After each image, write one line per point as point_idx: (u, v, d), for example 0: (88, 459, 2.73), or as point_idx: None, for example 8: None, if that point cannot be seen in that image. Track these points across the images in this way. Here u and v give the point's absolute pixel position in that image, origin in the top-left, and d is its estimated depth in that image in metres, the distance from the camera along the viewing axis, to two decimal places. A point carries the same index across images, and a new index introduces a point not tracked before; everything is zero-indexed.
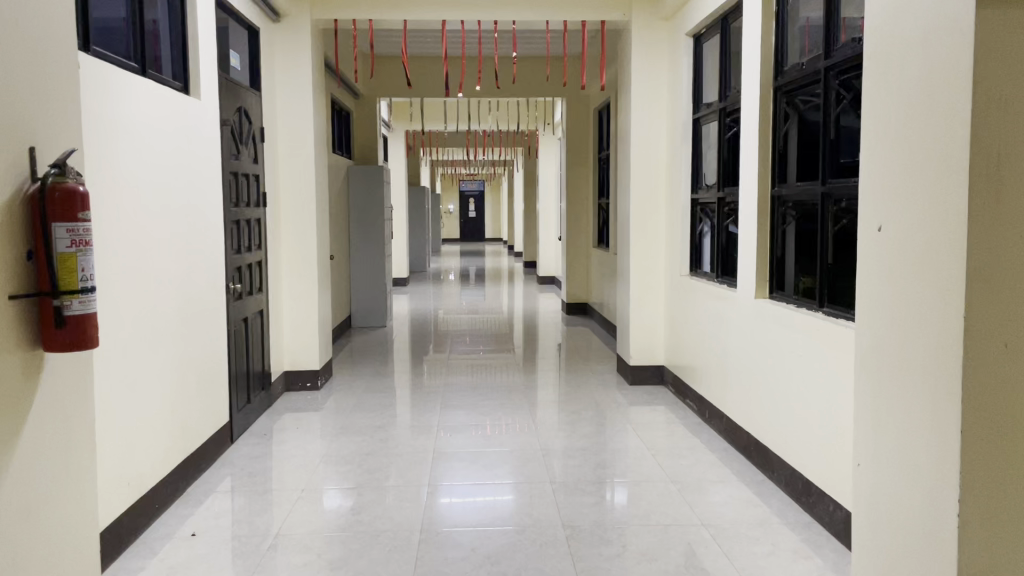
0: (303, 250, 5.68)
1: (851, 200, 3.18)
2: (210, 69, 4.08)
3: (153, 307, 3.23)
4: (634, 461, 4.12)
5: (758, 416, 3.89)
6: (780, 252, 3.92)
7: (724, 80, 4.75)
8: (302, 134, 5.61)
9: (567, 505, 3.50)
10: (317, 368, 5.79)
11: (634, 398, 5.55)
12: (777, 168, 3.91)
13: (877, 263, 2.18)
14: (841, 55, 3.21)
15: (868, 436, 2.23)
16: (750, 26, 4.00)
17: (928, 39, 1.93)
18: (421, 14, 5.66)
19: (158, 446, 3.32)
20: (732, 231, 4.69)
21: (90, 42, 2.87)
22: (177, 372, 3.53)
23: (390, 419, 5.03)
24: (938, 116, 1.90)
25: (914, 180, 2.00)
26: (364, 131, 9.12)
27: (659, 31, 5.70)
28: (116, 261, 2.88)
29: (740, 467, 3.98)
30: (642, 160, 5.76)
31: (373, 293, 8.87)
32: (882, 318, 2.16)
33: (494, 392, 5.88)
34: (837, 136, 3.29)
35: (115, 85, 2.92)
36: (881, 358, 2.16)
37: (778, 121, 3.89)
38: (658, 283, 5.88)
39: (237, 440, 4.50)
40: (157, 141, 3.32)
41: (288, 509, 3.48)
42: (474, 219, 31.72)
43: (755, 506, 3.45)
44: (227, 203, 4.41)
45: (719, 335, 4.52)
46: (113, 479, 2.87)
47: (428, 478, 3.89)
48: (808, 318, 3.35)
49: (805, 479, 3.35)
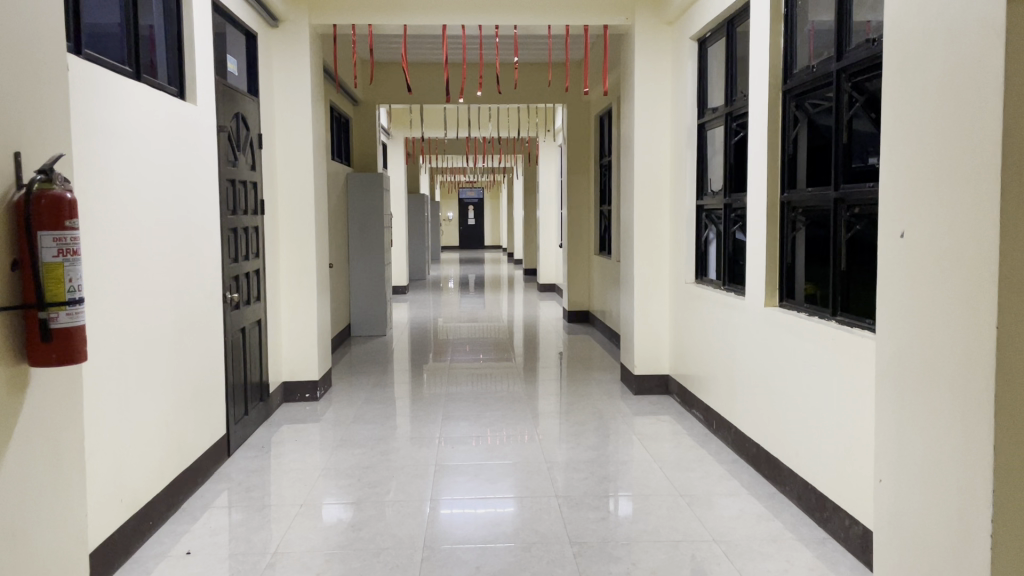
0: (302, 259, 5.59)
1: (866, 207, 3.08)
2: (206, 73, 4.00)
3: (147, 318, 3.14)
4: (640, 474, 4.01)
5: (769, 427, 3.79)
6: (790, 259, 3.83)
7: (731, 83, 4.64)
8: (301, 139, 5.52)
9: (573, 520, 3.41)
10: (316, 379, 5.69)
11: (638, 408, 5.46)
12: (787, 174, 3.81)
13: (898, 269, 2.10)
14: (854, 56, 3.12)
15: (890, 449, 2.15)
16: (759, 28, 3.92)
17: (956, 39, 1.84)
18: (422, 19, 5.57)
19: (152, 460, 3.21)
20: (739, 238, 4.62)
21: (81, 46, 2.79)
22: (172, 383, 3.43)
23: (390, 431, 4.92)
24: (967, 117, 1.81)
25: (939, 184, 1.92)
26: (364, 139, 9.04)
27: (661, 37, 5.62)
28: (108, 268, 2.77)
29: (750, 480, 3.88)
30: (646, 166, 5.67)
31: (372, 301, 8.79)
32: (905, 327, 2.07)
33: (497, 402, 5.77)
34: (850, 140, 3.21)
35: (106, 88, 2.83)
36: (905, 368, 2.07)
37: (787, 125, 3.81)
38: (663, 290, 5.79)
39: (234, 454, 4.39)
40: (152, 148, 3.24)
41: (287, 525, 3.39)
42: (474, 227, 31.61)
43: (767, 520, 3.36)
44: (223, 210, 4.30)
45: (727, 344, 4.42)
46: (105, 493, 2.76)
47: (429, 492, 3.79)
48: (821, 327, 3.26)
49: (820, 493, 3.25)
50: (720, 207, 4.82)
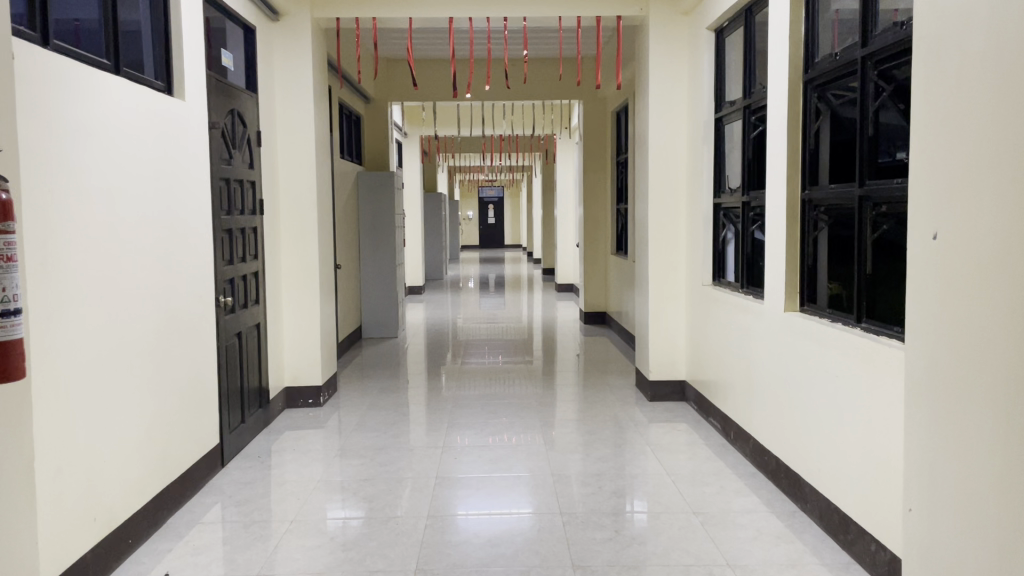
0: (304, 260, 5.42)
1: (895, 204, 2.83)
2: (197, 67, 3.83)
3: (121, 325, 2.97)
4: (654, 489, 3.80)
5: (790, 440, 3.55)
6: (811, 261, 3.59)
7: (748, 75, 4.41)
8: (303, 137, 5.35)
9: (578, 540, 3.20)
10: (319, 385, 5.51)
11: (653, 415, 5.23)
12: (808, 170, 3.57)
13: (930, 276, 1.87)
14: (880, 42, 2.88)
15: (920, 474, 1.92)
16: (779, 15, 3.68)
17: (999, 18, 1.61)
18: (427, 11, 5.37)
19: (131, 474, 3.05)
20: (757, 238, 4.39)
21: (50, 37, 2.63)
22: (154, 393, 3.26)
23: (394, 440, 4.73)
24: (1011, 106, 1.58)
25: (978, 182, 1.69)
26: (376, 137, 8.87)
27: (677, 28, 5.39)
28: (72, 274, 2.60)
29: (770, 496, 3.64)
30: (661, 164, 5.44)
31: (384, 302, 8.62)
32: (938, 339, 1.84)
33: (507, 409, 5.56)
34: (876, 133, 2.97)
35: (75, 81, 2.66)
36: (936, 386, 1.85)
37: (808, 118, 3.56)
38: (679, 293, 5.55)
39: (228, 464, 4.22)
40: (131, 145, 3.08)
41: (276, 543, 3.20)
42: (494, 226, 31.44)
43: (787, 542, 3.13)
44: (217, 210, 4.13)
45: (745, 350, 4.18)
46: (73, 514, 2.60)
47: (429, 508, 3.59)
48: (844, 335, 3.03)
49: (843, 513, 3.02)
50: (738, 205, 4.59)
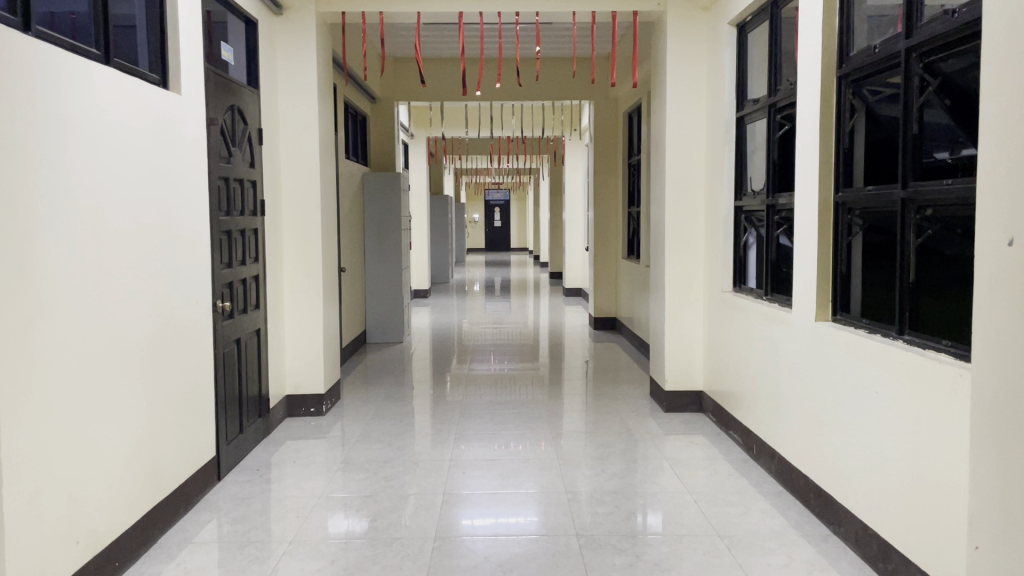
0: (306, 263, 5.22)
1: (942, 206, 2.62)
2: (194, 59, 3.63)
3: (108, 333, 2.77)
4: (673, 508, 3.58)
5: (821, 460, 3.34)
6: (844, 268, 3.37)
7: (774, 72, 4.19)
8: (308, 137, 5.16)
9: (596, 566, 2.98)
10: (322, 393, 5.32)
11: (669, 427, 5.02)
12: (841, 171, 3.35)
13: (1005, 291, 1.66)
14: (927, 32, 2.65)
15: (989, 511, 1.69)
16: (811, 7, 3.46)
17: None
18: (437, 6, 5.16)
19: (119, 493, 2.85)
20: (782, 243, 4.16)
21: (32, 23, 2.41)
22: (144, 407, 3.06)
23: (399, 452, 4.52)
24: None
25: None
26: (382, 136, 8.68)
27: (697, 24, 5.17)
28: (51, 280, 2.41)
29: (799, 518, 3.43)
30: (678, 165, 5.23)
31: (389, 305, 8.41)
32: (1015, 363, 1.62)
33: (516, 417, 5.37)
34: (921, 130, 2.74)
35: (57, 70, 2.45)
36: (1010, 414, 1.63)
37: (842, 116, 3.35)
38: (696, 300, 5.34)
39: (225, 477, 4.02)
40: (122, 143, 2.89)
41: (274, 566, 2.99)
42: (501, 228, 31.31)
43: (820, 571, 2.91)
44: (215, 211, 3.93)
45: (771, 362, 3.96)
46: (53, 538, 2.41)
47: (435, 528, 3.37)
48: (885, 350, 2.81)
49: (884, 541, 2.81)
50: (762, 208, 4.37)
